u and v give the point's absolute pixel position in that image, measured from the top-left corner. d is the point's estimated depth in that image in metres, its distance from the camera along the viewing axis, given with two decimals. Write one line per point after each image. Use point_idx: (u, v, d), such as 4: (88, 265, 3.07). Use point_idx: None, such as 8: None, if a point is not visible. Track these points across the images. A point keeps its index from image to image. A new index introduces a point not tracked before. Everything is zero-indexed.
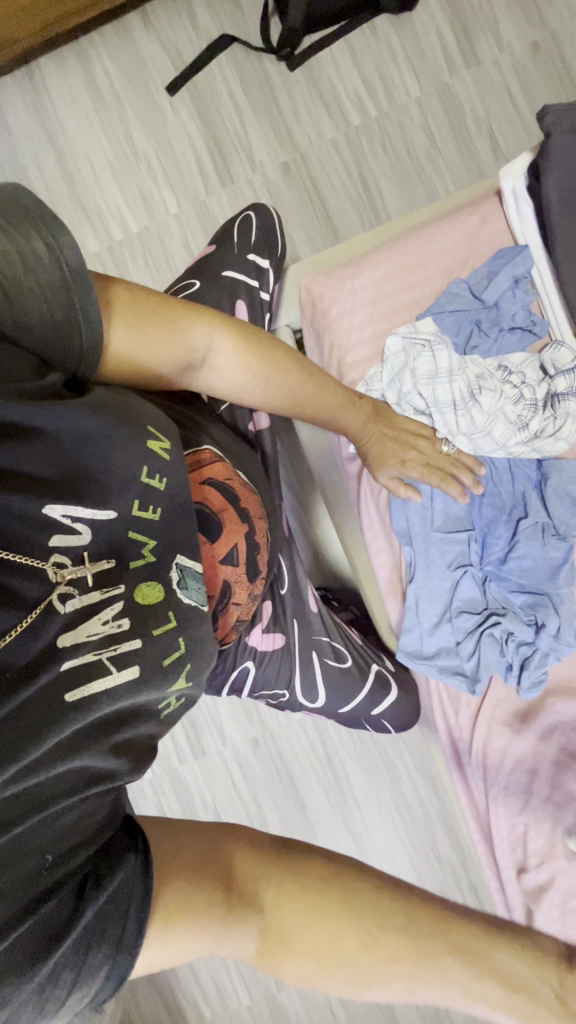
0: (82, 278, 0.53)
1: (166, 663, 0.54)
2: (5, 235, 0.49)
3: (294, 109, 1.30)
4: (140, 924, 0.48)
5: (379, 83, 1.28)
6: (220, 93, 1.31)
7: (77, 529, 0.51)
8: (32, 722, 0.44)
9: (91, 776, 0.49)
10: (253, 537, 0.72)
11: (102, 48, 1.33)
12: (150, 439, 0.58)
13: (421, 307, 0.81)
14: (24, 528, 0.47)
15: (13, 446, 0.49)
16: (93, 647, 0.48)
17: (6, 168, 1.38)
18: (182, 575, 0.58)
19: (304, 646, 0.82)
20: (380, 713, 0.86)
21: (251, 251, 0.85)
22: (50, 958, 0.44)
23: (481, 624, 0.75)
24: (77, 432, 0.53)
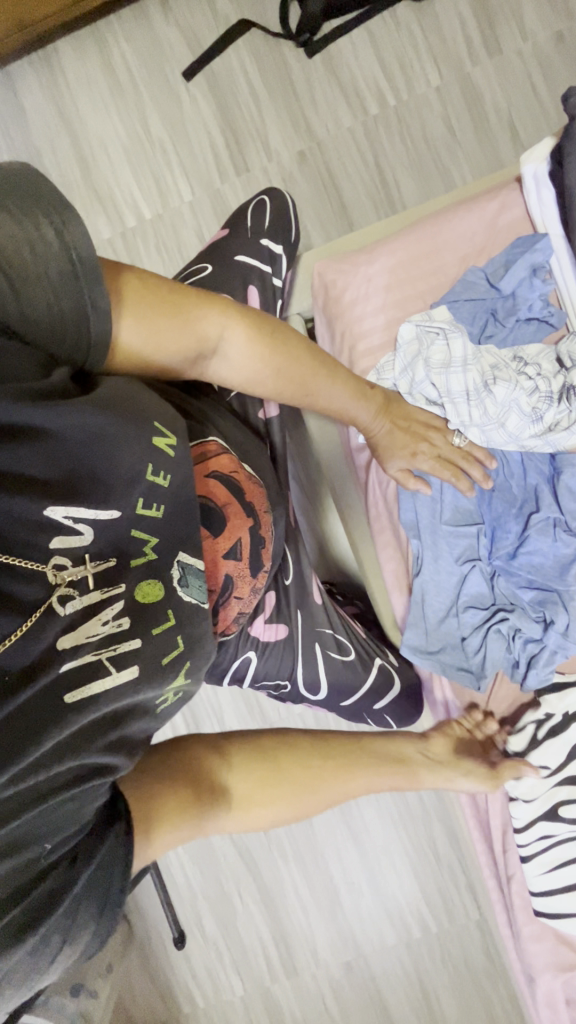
0: (92, 268, 0.52)
1: (165, 663, 0.53)
2: (15, 223, 0.49)
3: (311, 96, 1.28)
4: (124, 880, 0.50)
5: (399, 71, 1.25)
6: (237, 79, 1.30)
7: (79, 530, 0.51)
8: (30, 725, 0.44)
9: (88, 770, 0.48)
10: (258, 531, 0.71)
11: (120, 32, 1.32)
12: (156, 435, 0.57)
13: (435, 297, 0.80)
14: (27, 531, 0.47)
15: (15, 446, 0.48)
16: (93, 648, 0.49)
17: (21, 152, 1.38)
18: (183, 574, 0.57)
19: (306, 638, 0.81)
20: (382, 707, 0.86)
21: (264, 236, 0.84)
22: (39, 929, 0.44)
23: (488, 621, 0.74)
24: (81, 431, 0.52)
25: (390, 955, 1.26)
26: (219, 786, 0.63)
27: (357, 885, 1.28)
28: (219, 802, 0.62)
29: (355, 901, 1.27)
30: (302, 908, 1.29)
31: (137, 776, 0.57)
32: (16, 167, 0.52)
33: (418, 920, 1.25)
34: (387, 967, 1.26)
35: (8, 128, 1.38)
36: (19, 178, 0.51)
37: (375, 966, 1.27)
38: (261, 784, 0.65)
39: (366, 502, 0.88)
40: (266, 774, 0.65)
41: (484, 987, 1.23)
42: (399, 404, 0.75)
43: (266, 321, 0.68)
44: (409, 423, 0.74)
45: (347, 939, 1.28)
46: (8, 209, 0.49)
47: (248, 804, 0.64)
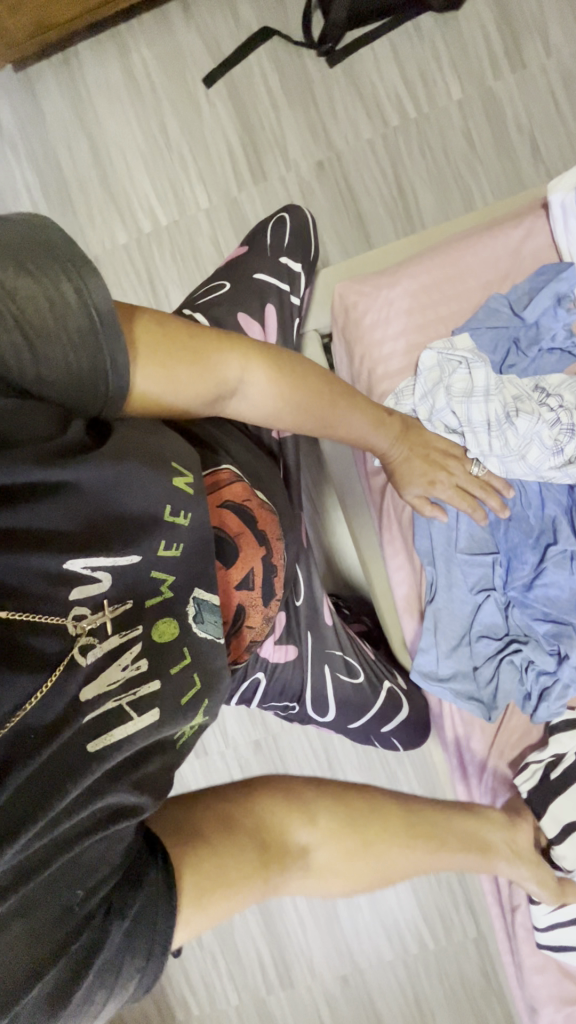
0: (111, 324, 0.52)
1: (184, 702, 0.53)
2: (34, 282, 0.49)
3: (332, 108, 1.27)
4: (167, 927, 0.49)
5: (421, 85, 1.25)
6: (257, 89, 1.29)
7: (97, 578, 0.50)
8: (53, 780, 0.43)
9: (116, 814, 0.48)
10: (271, 559, 0.70)
11: (141, 38, 1.32)
12: (174, 475, 0.57)
13: (456, 322, 0.79)
14: (45, 587, 0.47)
15: (35, 502, 0.48)
16: (114, 695, 0.48)
17: (39, 155, 1.38)
18: (199, 609, 0.56)
19: (316, 659, 0.80)
20: (390, 730, 0.85)
21: (284, 255, 0.83)
22: (82, 983, 0.46)
23: (501, 652, 0.73)
24: (101, 481, 0.52)
25: (385, 968, 1.26)
26: (294, 849, 0.59)
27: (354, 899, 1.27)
28: (295, 863, 0.59)
29: (352, 915, 1.27)
30: (298, 919, 1.29)
31: (196, 829, 0.56)
32: (36, 221, 0.52)
33: (415, 936, 1.25)
34: (383, 982, 1.26)
35: (26, 131, 1.38)
36: (41, 233, 0.51)
37: (370, 980, 1.26)
38: (343, 853, 0.61)
39: (379, 524, 0.87)
40: (343, 843, 0.61)
41: (479, 1005, 1.22)
42: (418, 429, 0.74)
43: (285, 358, 0.66)
44: (426, 453, 0.73)
45: (343, 952, 1.27)
46: (29, 268, 0.49)
47: (325, 869, 0.60)
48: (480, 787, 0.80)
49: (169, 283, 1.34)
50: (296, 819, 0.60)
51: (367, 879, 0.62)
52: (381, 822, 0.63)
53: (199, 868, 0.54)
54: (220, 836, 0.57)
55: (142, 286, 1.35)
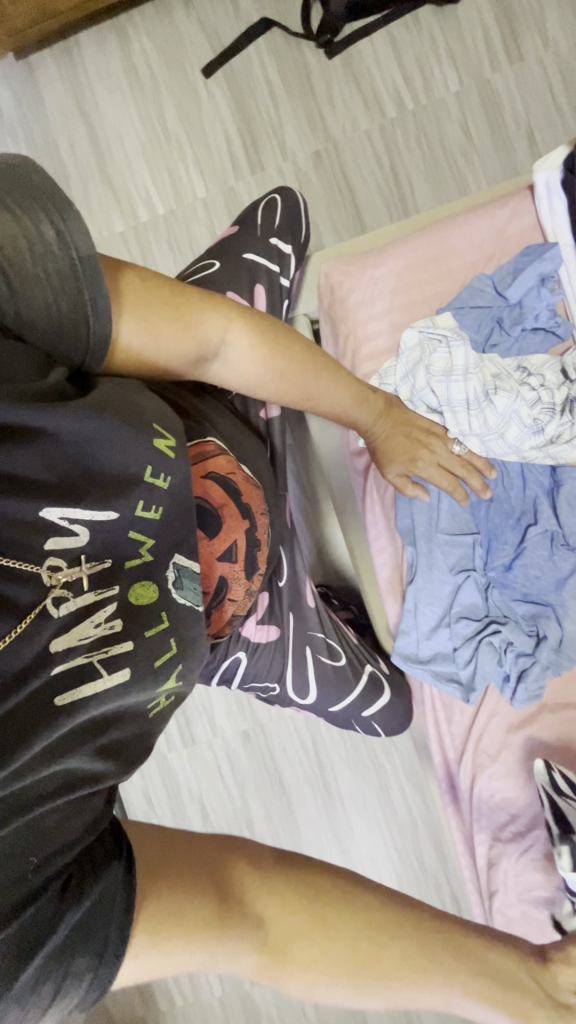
0: (92, 266, 0.52)
1: (158, 665, 0.52)
2: (15, 221, 0.49)
3: (329, 97, 1.28)
4: (122, 931, 0.48)
5: (418, 75, 1.25)
6: (255, 78, 1.30)
7: (75, 531, 0.51)
8: (18, 727, 0.44)
9: (80, 780, 0.48)
10: (254, 532, 0.70)
11: (141, 26, 1.32)
12: (155, 437, 0.57)
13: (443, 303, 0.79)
14: (20, 533, 0.47)
15: (13, 448, 0.48)
16: (85, 651, 0.48)
17: (39, 143, 1.39)
18: (179, 576, 0.57)
19: (298, 641, 0.80)
20: (371, 715, 0.85)
21: (273, 235, 0.83)
22: (29, 964, 0.45)
23: (480, 632, 0.73)
24: (79, 433, 0.52)
25: None
26: (253, 916, 0.52)
27: None
28: (250, 934, 0.52)
29: None
30: None
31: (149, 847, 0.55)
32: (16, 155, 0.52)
33: None
34: None
35: (26, 117, 1.38)
36: (18, 173, 0.51)
37: None
38: (308, 934, 0.52)
39: (364, 505, 0.87)
40: (309, 922, 0.52)
41: None
42: (404, 406, 0.74)
43: (269, 325, 0.67)
44: (409, 431, 0.73)
45: None
46: (8, 207, 0.50)
47: (284, 951, 0.52)
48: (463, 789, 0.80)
49: (165, 270, 1.34)
50: (255, 870, 0.55)
51: (339, 974, 0.51)
52: (363, 909, 0.53)
53: (150, 881, 0.52)
54: (183, 860, 0.54)
55: None
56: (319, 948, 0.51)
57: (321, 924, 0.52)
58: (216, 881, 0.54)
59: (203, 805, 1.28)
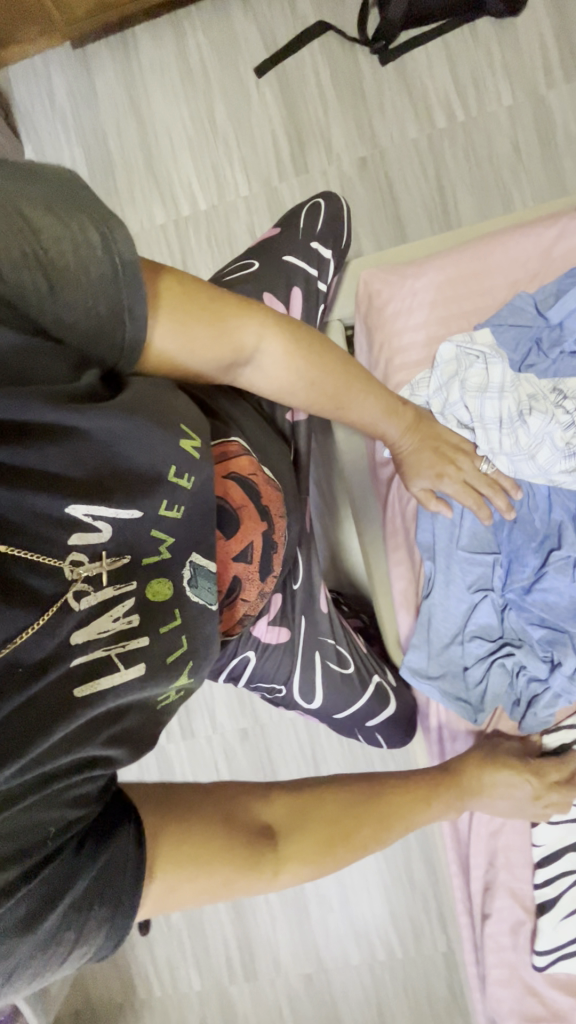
0: (132, 270, 0.54)
1: (169, 661, 0.54)
2: (60, 224, 0.51)
3: (380, 104, 1.28)
4: (136, 887, 0.50)
5: (471, 86, 1.24)
6: (307, 79, 1.30)
7: (98, 527, 0.51)
8: (38, 715, 0.45)
9: (92, 761, 0.50)
10: (271, 536, 0.71)
11: (197, 22, 1.33)
12: (182, 439, 0.58)
13: (480, 318, 0.79)
14: (45, 527, 0.48)
15: (44, 446, 0.50)
16: (103, 644, 0.49)
17: (87, 131, 1.40)
18: (194, 574, 0.58)
19: (307, 645, 0.80)
20: (374, 727, 0.84)
21: (314, 239, 0.83)
22: (49, 918, 0.46)
23: (493, 654, 0.73)
24: (109, 433, 0.54)
25: (351, 972, 1.25)
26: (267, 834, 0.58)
27: (327, 899, 1.27)
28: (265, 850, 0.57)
29: (324, 914, 1.27)
30: (270, 914, 1.29)
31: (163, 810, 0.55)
32: (65, 171, 0.55)
33: (383, 940, 1.24)
34: (347, 985, 1.25)
35: (77, 104, 1.40)
36: (65, 182, 0.53)
37: (334, 981, 1.25)
38: (312, 830, 0.59)
39: (384, 517, 0.87)
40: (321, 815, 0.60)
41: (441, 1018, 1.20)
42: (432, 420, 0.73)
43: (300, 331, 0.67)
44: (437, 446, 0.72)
45: (310, 951, 1.27)
46: (55, 210, 0.51)
47: (295, 856, 0.58)
48: None
49: (202, 266, 1.35)
50: (261, 799, 0.60)
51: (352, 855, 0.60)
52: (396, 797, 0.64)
53: (170, 838, 0.54)
54: (182, 815, 0.55)
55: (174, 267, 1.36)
56: (331, 829, 0.60)
57: (318, 829, 0.59)
58: (230, 820, 0.57)
59: None
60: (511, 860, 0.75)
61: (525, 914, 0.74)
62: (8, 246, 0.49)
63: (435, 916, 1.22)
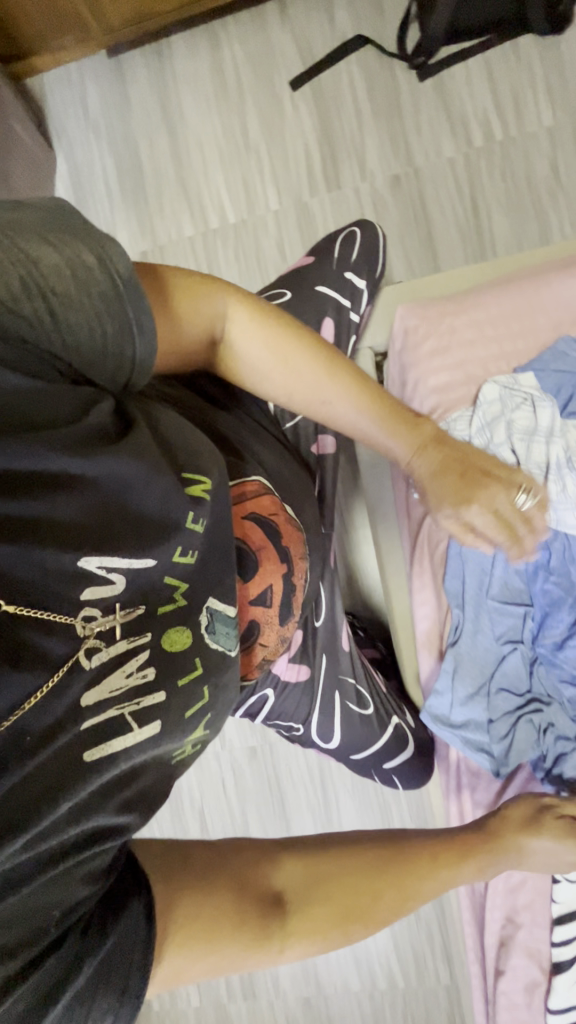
0: (133, 285, 0.54)
1: (187, 714, 0.55)
2: (56, 251, 0.51)
3: (416, 122, 1.25)
4: (142, 975, 0.49)
5: (510, 107, 1.22)
6: (343, 95, 1.28)
7: (112, 579, 0.50)
8: (46, 785, 0.44)
9: (103, 833, 0.49)
10: (291, 578, 0.70)
11: (234, 33, 1.32)
12: (191, 480, 0.59)
13: (520, 362, 0.77)
14: (57, 584, 0.47)
15: (53, 496, 0.48)
16: (117, 703, 0.49)
17: (119, 140, 1.39)
18: (211, 620, 0.59)
19: (327, 685, 0.79)
20: (391, 767, 0.85)
21: (349, 269, 0.85)
22: (50, 1011, 0.45)
23: (520, 709, 0.72)
24: (119, 478, 0.53)
25: (351, 999, 1.23)
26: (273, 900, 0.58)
27: None
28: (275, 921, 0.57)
29: None
30: None
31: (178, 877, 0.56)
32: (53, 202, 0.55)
33: (384, 969, 1.22)
34: (346, 1011, 1.23)
35: (110, 113, 1.39)
36: (56, 212, 0.54)
37: (333, 1008, 1.24)
38: (324, 906, 0.59)
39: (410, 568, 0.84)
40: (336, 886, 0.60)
41: None
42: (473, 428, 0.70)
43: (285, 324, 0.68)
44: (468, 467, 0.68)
45: (309, 973, 1.25)
46: (49, 239, 0.51)
47: (303, 929, 0.58)
48: None
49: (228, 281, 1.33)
50: (275, 866, 0.60)
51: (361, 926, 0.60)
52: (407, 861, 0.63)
53: (181, 903, 0.54)
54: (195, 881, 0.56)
55: None
56: (342, 900, 0.60)
57: (329, 902, 0.59)
58: (242, 884, 0.58)
59: (202, 817, 1.28)
60: (533, 913, 0.75)
61: (540, 974, 0.74)
62: (8, 280, 0.48)
63: (439, 948, 1.20)
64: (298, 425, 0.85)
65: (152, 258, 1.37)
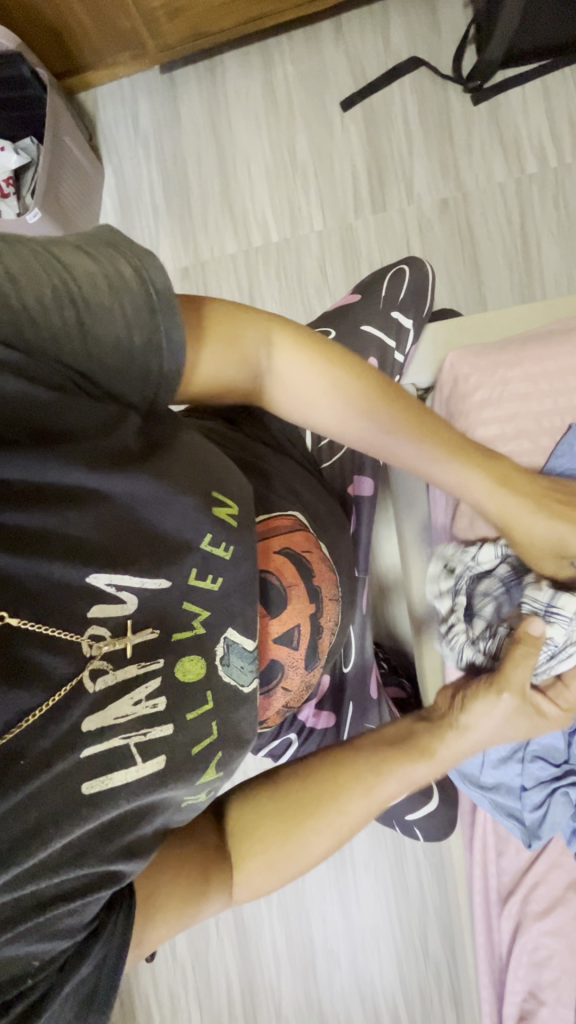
0: (167, 300, 0.54)
1: (196, 753, 0.53)
2: (94, 262, 0.52)
3: (467, 145, 1.23)
4: (112, 981, 0.49)
5: (567, 136, 1.19)
6: (393, 114, 1.27)
7: (122, 598, 0.50)
8: (38, 818, 0.43)
9: (97, 883, 0.48)
10: (319, 620, 0.69)
11: (287, 52, 1.32)
12: (214, 505, 0.57)
13: (574, 415, 0.77)
14: (65, 597, 0.47)
15: (70, 510, 0.48)
16: (123, 731, 0.48)
17: (167, 154, 1.40)
18: (227, 651, 0.56)
19: (354, 731, 0.84)
20: (413, 819, 0.90)
21: (395, 310, 0.86)
22: None
23: (555, 782, 0.73)
24: (138, 496, 0.52)
25: None
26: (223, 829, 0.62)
27: (335, 954, 1.20)
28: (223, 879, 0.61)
29: (330, 970, 1.20)
30: (274, 958, 1.23)
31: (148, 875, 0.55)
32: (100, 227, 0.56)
33: (390, 1009, 1.18)
34: None
35: (160, 127, 1.40)
36: (94, 235, 0.55)
37: None
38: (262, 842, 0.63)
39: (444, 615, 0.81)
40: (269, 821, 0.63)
41: None
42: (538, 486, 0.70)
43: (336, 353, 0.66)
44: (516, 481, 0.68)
45: (312, 1004, 1.21)
46: (86, 253, 0.52)
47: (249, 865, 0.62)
48: (501, 924, 0.81)
49: (268, 298, 1.32)
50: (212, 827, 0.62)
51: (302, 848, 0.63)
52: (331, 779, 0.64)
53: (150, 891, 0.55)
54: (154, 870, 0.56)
55: (240, 296, 1.34)
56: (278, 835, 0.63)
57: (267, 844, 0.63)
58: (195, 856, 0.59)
59: None
60: (558, 990, 0.76)
61: None
62: (40, 292, 0.48)
63: (447, 992, 1.16)
64: (336, 463, 0.85)
65: (193, 274, 1.37)
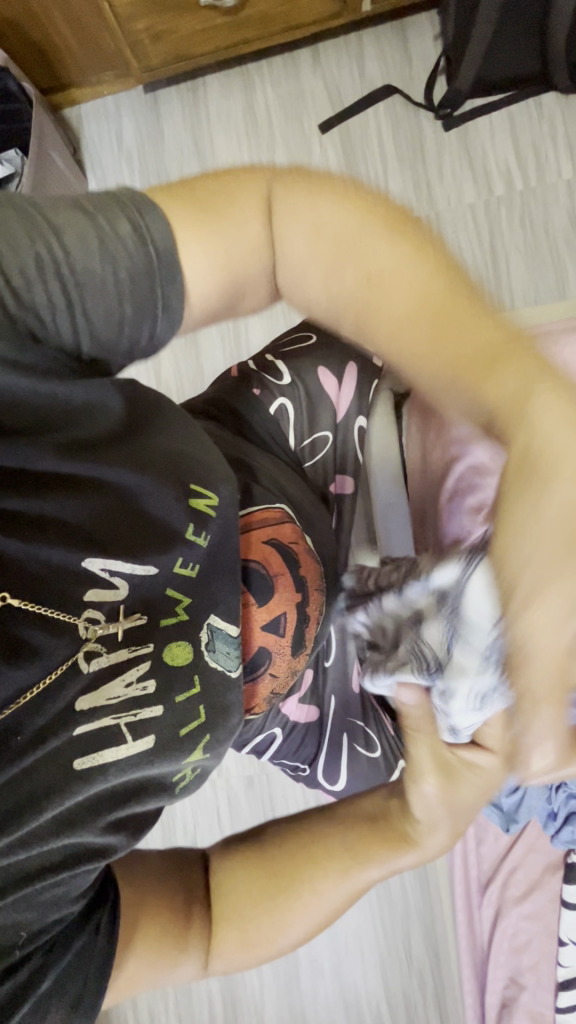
0: (168, 260, 0.48)
1: (183, 734, 0.53)
2: (87, 216, 0.46)
3: (439, 166, 1.30)
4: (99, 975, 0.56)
5: (531, 159, 1.27)
6: (369, 135, 1.33)
7: (115, 583, 0.51)
8: (33, 792, 0.45)
9: (86, 853, 0.52)
10: (306, 608, 0.70)
11: (267, 76, 1.37)
12: (194, 496, 0.57)
13: None
14: (63, 581, 0.49)
15: (62, 496, 0.51)
16: (113, 711, 0.49)
17: (150, 169, 1.43)
18: (211, 637, 0.56)
19: (336, 726, 0.85)
20: None
21: None
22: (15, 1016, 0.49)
23: None
24: (127, 484, 0.54)
25: None
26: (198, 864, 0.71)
27: (319, 964, 1.19)
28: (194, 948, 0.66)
29: (313, 978, 1.19)
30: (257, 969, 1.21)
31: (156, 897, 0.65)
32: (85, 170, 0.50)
33: (373, 1014, 1.17)
34: None
35: (144, 143, 1.43)
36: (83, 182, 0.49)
37: None
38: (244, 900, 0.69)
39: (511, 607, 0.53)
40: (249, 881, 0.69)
41: None
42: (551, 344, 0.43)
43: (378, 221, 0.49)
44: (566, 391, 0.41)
45: (296, 1016, 1.19)
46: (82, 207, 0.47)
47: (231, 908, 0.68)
48: None
49: None
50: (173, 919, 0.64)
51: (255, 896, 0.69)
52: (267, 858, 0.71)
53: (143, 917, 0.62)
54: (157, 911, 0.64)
55: None
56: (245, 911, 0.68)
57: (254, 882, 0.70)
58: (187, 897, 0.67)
59: None
60: None
61: None
62: (23, 261, 0.44)
63: (430, 992, 1.16)
64: (318, 464, 0.86)
65: None
